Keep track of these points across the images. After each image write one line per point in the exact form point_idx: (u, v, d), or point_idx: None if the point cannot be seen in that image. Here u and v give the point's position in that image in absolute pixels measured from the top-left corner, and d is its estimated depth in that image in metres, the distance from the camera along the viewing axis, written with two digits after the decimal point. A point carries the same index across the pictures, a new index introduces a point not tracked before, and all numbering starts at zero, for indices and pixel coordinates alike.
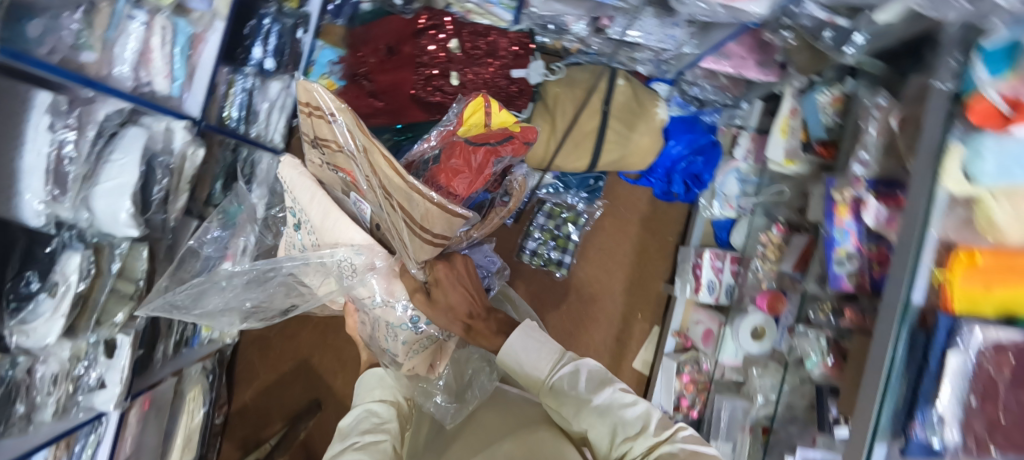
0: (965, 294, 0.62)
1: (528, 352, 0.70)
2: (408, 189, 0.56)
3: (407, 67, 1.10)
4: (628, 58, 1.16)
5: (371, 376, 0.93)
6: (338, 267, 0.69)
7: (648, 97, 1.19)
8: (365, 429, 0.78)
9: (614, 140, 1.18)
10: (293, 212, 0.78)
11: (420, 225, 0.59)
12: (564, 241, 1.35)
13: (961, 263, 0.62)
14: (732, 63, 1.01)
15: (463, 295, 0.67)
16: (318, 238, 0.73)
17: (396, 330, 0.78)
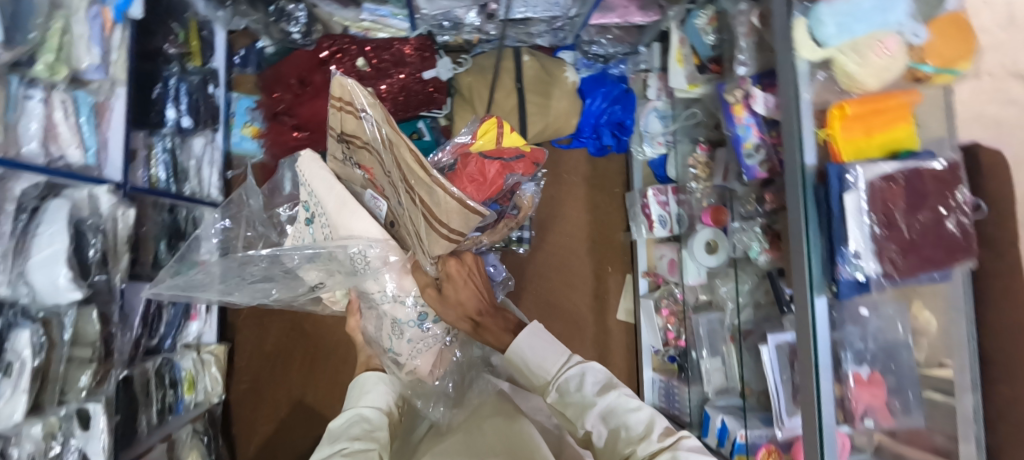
0: (848, 142, 0.70)
1: (536, 354, 0.74)
2: (423, 174, 0.57)
3: (323, 95, 1.16)
4: (526, 35, 1.27)
5: (369, 378, 0.89)
6: (352, 256, 0.69)
7: (555, 67, 1.28)
8: (356, 437, 0.73)
9: (536, 108, 1.24)
10: (306, 208, 0.77)
11: (434, 212, 0.59)
12: None
13: (835, 121, 0.70)
14: (617, 13, 1.19)
15: (470, 293, 0.73)
16: (327, 230, 0.73)
17: (401, 330, 0.82)
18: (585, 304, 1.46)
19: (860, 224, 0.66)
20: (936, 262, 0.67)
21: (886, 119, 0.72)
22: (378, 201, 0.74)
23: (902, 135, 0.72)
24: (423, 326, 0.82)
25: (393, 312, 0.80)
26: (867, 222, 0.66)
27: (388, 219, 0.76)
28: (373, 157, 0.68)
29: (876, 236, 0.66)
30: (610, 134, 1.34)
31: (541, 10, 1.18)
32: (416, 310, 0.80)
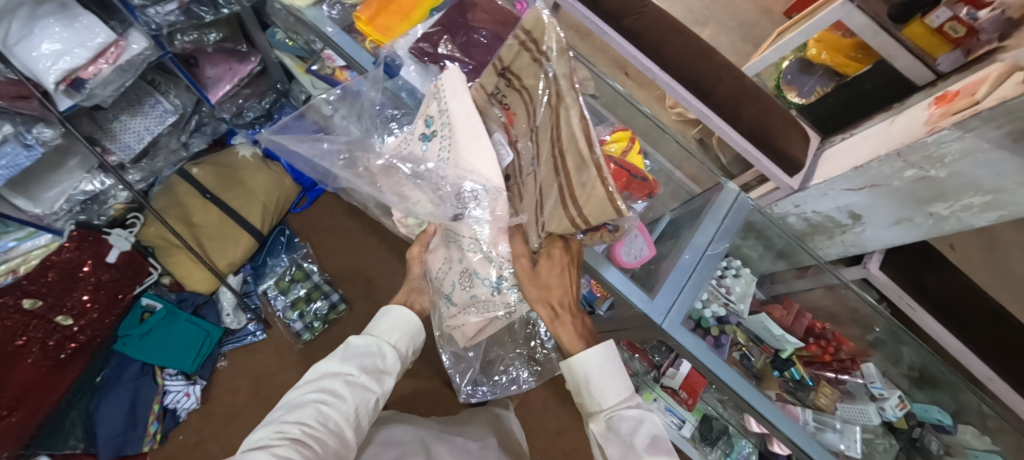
0: (378, 30, 0.79)
1: (602, 377, 0.60)
2: (588, 170, 0.48)
3: (13, 364, 0.96)
4: (176, 152, 1.23)
5: (399, 317, 0.74)
6: (450, 194, 0.63)
7: (224, 157, 1.28)
8: (363, 370, 0.65)
9: (239, 201, 1.24)
10: (425, 134, 0.66)
11: (567, 201, 0.53)
12: (314, 290, 1.30)
13: (367, 28, 0.78)
14: (225, 76, 1.16)
15: (558, 288, 0.64)
16: (447, 160, 0.64)
17: (472, 283, 0.71)
18: None
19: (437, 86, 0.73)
20: None
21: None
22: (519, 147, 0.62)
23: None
24: (492, 293, 0.71)
25: (457, 268, 0.72)
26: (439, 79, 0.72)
27: (507, 170, 0.66)
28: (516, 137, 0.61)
29: None
30: None
31: (157, 127, 1.13)
32: (488, 280, 0.70)
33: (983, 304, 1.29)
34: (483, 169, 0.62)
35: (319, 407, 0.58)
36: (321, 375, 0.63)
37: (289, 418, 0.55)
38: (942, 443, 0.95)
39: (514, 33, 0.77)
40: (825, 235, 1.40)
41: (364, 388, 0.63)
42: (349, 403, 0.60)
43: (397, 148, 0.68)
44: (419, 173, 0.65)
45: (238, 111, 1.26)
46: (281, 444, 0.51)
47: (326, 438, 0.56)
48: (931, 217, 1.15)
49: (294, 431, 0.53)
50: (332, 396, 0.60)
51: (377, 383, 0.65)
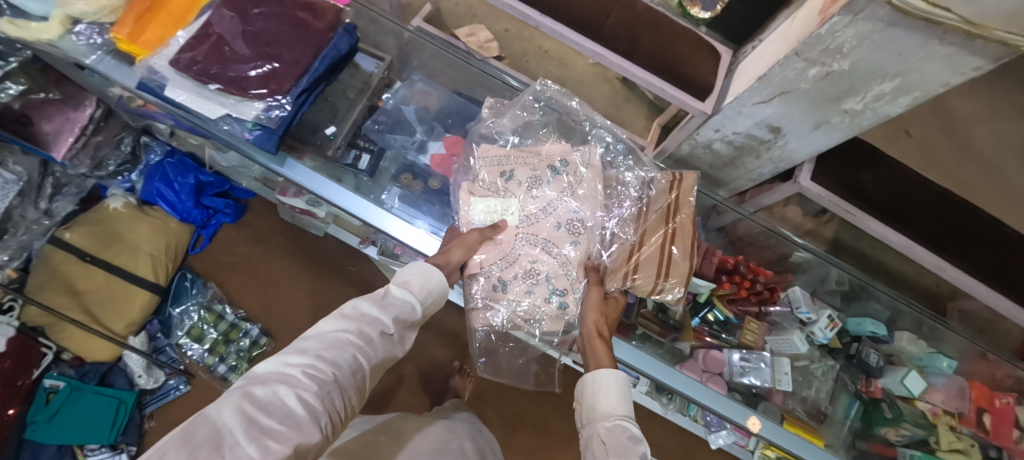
0: (135, 43, 0.64)
1: (616, 386, 0.57)
2: (648, 267, 0.74)
3: None
4: (38, 219, 1.13)
5: (438, 282, 0.62)
6: (566, 219, 0.74)
7: (95, 214, 1.18)
8: (400, 325, 0.56)
9: (123, 257, 1.17)
10: (560, 166, 0.77)
11: (662, 270, 0.74)
12: (230, 331, 1.24)
13: (134, 46, 0.64)
14: (61, 126, 1.03)
15: (597, 316, 0.71)
16: (574, 184, 0.76)
17: (536, 287, 0.73)
18: None
19: (212, 97, 0.63)
20: (297, 53, 0.66)
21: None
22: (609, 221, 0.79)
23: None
24: (550, 303, 0.73)
25: (524, 264, 0.73)
26: (211, 89, 0.63)
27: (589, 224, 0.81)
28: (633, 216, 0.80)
29: (229, 89, 0.63)
30: (210, 198, 1.25)
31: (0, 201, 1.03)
32: (552, 286, 0.74)
33: (924, 195, 1.21)
34: (586, 209, 0.75)
35: (352, 355, 0.50)
36: (359, 310, 0.53)
37: (321, 354, 0.48)
38: (880, 354, 0.91)
39: (301, 15, 0.68)
40: (752, 156, 1.29)
41: (394, 344, 0.56)
42: (377, 358, 0.53)
43: (528, 160, 0.77)
44: (539, 195, 0.75)
45: (97, 162, 1.15)
46: (310, 391, 0.44)
47: (348, 392, 0.49)
48: (847, 114, 1.03)
49: (325, 377, 0.46)
50: (367, 343, 0.52)
51: (403, 343, 0.57)
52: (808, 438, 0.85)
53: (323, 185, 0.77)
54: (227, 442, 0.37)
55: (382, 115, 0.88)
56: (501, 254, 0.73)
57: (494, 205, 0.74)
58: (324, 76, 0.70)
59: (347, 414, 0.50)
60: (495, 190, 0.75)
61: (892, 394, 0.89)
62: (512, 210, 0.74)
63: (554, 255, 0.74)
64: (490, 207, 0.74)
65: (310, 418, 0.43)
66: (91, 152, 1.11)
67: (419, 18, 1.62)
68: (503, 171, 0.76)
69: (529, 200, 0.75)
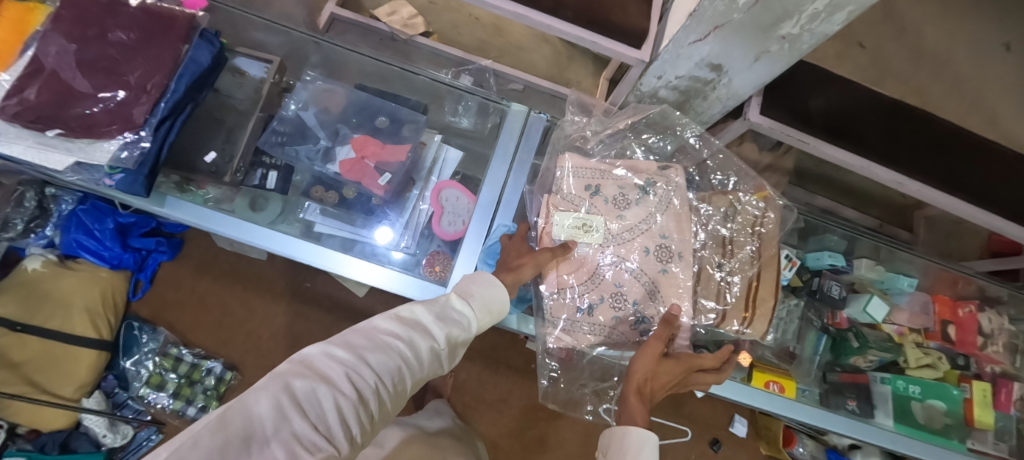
0: None
1: (643, 449, 0.53)
2: (735, 303, 0.70)
3: None
4: None
5: (500, 300, 0.57)
6: (657, 243, 0.69)
7: (14, 280, 1.09)
8: (451, 342, 0.51)
9: (57, 320, 1.10)
10: (645, 186, 0.72)
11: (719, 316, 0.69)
12: (191, 372, 1.18)
13: None
14: None
15: (664, 367, 0.63)
16: (661, 205, 0.72)
17: (619, 311, 0.68)
18: (330, 327, 1.26)
19: (53, 145, 0.55)
20: (144, 75, 0.58)
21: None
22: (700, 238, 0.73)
23: (32, 14, 0.63)
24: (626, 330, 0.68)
25: (609, 284, 0.68)
26: (52, 136, 0.55)
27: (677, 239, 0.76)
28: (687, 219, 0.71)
29: (74, 132, 0.55)
30: (139, 239, 1.15)
31: None
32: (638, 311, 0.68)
33: (876, 109, 1.17)
34: (675, 234, 0.70)
35: (398, 366, 0.45)
36: (413, 317, 0.49)
37: (367, 355, 0.44)
38: (842, 285, 0.89)
39: (144, 31, 0.60)
40: (700, 98, 1.21)
41: (443, 360, 0.51)
42: (422, 374, 0.48)
43: (617, 179, 0.71)
44: (627, 215, 0.70)
45: (1, 223, 1.03)
46: (348, 393, 0.40)
47: (383, 404, 0.44)
48: (785, 40, 0.94)
49: (368, 382, 0.42)
50: (413, 357, 0.47)
51: (451, 361, 0.53)
52: (777, 385, 0.83)
53: (211, 220, 0.70)
54: (258, 436, 0.33)
55: (281, 125, 0.80)
56: (586, 273, 0.68)
57: (579, 222, 0.69)
58: (189, 96, 0.63)
59: (380, 421, 0.45)
60: (578, 204, 0.70)
61: (857, 323, 0.87)
62: (597, 227, 0.69)
63: (642, 277, 0.68)
64: (577, 223, 0.68)
65: (344, 424, 0.38)
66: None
67: (332, 5, 1.48)
68: (591, 188, 0.71)
69: (617, 228, 0.69)
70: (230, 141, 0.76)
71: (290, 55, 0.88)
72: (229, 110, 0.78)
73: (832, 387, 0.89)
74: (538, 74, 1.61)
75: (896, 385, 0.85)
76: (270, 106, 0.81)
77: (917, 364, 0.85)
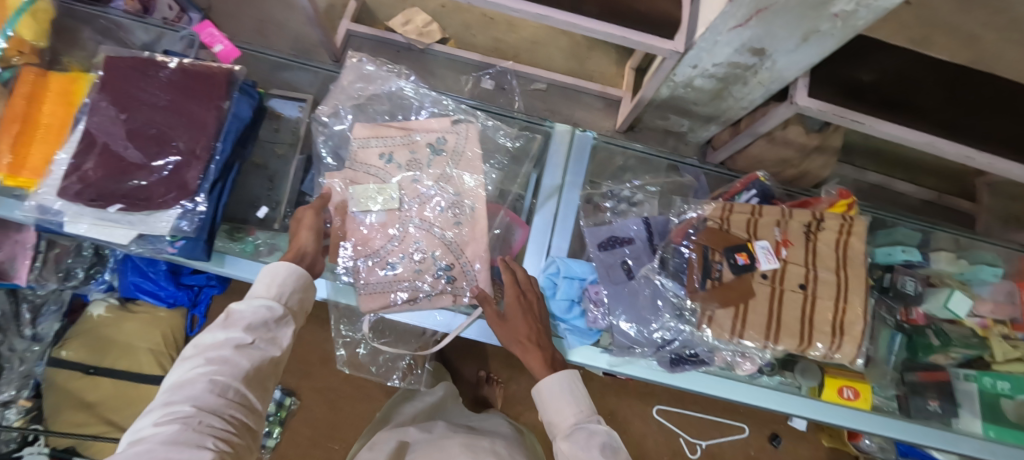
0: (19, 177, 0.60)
1: (563, 392, 0.54)
2: (820, 323, 0.54)
3: None
4: (30, 346, 1.10)
5: (285, 271, 0.56)
6: (449, 199, 0.63)
7: (82, 325, 1.15)
8: (258, 331, 0.51)
9: (125, 361, 1.15)
10: (437, 142, 0.65)
11: (774, 327, 0.54)
12: None
13: (21, 178, 0.60)
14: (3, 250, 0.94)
15: (525, 325, 0.58)
16: (455, 158, 0.65)
17: (416, 267, 0.62)
18: None
19: (116, 219, 0.56)
20: (192, 139, 0.58)
21: (42, 109, 0.63)
22: (753, 242, 0.57)
23: (77, 81, 0.65)
24: (434, 288, 0.62)
25: (410, 243, 0.62)
26: (113, 211, 0.56)
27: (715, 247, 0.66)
28: (732, 210, 0.59)
29: (133, 206, 0.55)
30: (190, 276, 1.16)
31: None
32: (438, 260, 0.62)
33: (935, 78, 1.06)
34: (694, 227, 0.59)
35: (208, 381, 0.46)
36: (203, 342, 0.49)
37: (171, 397, 0.45)
38: (918, 279, 0.82)
39: (187, 94, 0.60)
40: (740, 83, 1.15)
41: (263, 349, 0.51)
42: (248, 371, 0.48)
43: (405, 140, 0.65)
44: (419, 177, 0.64)
45: (64, 273, 1.05)
46: (169, 432, 0.41)
47: (225, 416, 0.45)
48: (837, 18, 0.87)
49: (183, 410, 0.43)
50: (223, 364, 0.47)
51: (279, 343, 0.53)
52: (851, 390, 0.79)
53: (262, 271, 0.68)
54: None
55: None
56: (381, 239, 0.62)
57: (373, 192, 0.63)
58: (235, 153, 0.63)
59: (241, 428, 0.47)
60: (376, 173, 0.64)
61: (935, 318, 0.81)
62: (390, 189, 0.63)
63: (437, 231, 0.62)
64: (367, 191, 0.63)
65: (182, 456, 0.40)
66: (55, 266, 1.02)
67: (346, 21, 1.45)
68: (380, 152, 0.65)
69: (411, 176, 0.64)
70: (274, 187, 0.76)
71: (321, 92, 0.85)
72: (268, 155, 0.78)
73: (910, 388, 0.85)
74: (559, 70, 1.55)
75: (983, 382, 0.80)
76: (308, 146, 0.80)
77: (1005, 358, 0.80)
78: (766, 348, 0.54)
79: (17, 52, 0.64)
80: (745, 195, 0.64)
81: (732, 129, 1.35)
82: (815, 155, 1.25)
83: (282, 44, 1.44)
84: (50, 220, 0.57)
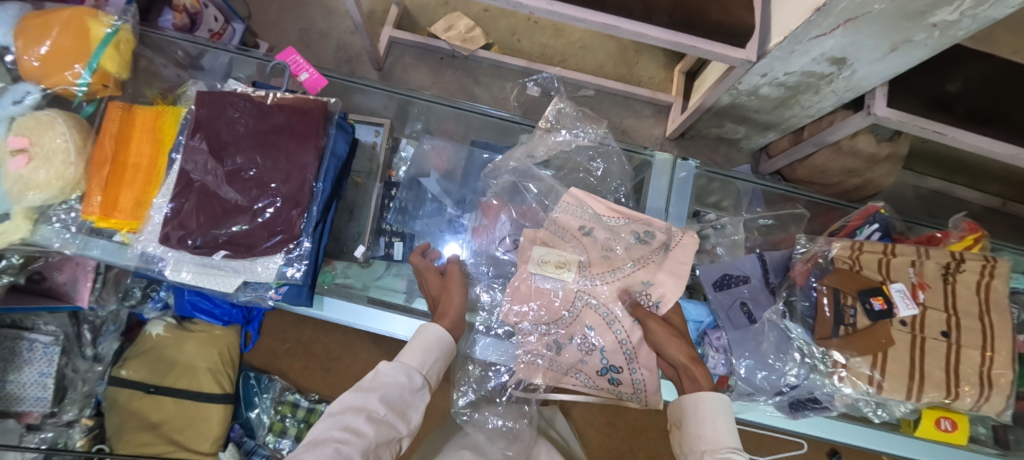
0: (122, 222, 0.60)
1: (722, 417, 0.48)
2: (965, 373, 0.51)
3: None
4: (92, 367, 1.10)
5: (434, 335, 0.55)
6: (637, 296, 0.61)
7: (140, 345, 1.15)
8: (392, 402, 0.48)
9: (184, 379, 1.14)
10: (642, 234, 0.64)
11: (917, 379, 0.51)
12: (309, 415, 1.21)
13: (114, 220, 0.60)
14: (64, 272, 0.87)
15: (684, 346, 0.54)
16: (665, 258, 0.62)
17: (587, 352, 0.62)
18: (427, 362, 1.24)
19: (219, 266, 0.57)
20: (290, 182, 0.56)
21: (130, 147, 0.61)
22: (888, 284, 0.53)
23: (164, 116, 0.63)
24: (598, 371, 0.62)
25: (581, 327, 0.62)
26: (218, 257, 0.56)
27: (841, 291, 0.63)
28: (861, 250, 0.56)
29: (238, 252, 0.55)
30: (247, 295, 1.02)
31: (49, 367, 0.98)
32: (606, 360, 0.61)
33: (1016, 88, 1.00)
34: (816, 269, 0.57)
35: (337, 448, 0.42)
36: (341, 404, 0.47)
37: None
38: None
39: (286, 132, 0.58)
40: (811, 92, 1.10)
41: (391, 423, 0.47)
42: (372, 444, 0.44)
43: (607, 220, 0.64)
44: (613, 262, 0.62)
45: (123, 294, 0.98)
46: None
47: None
48: (935, 28, 0.81)
49: None
50: (354, 434, 0.44)
51: (408, 419, 0.49)
52: (948, 421, 0.71)
53: (363, 316, 0.69)
54: None
55: (402, 191, 0.78)
56: (555, 312, 0.63)
57: (559, 258, 0.62)
58: (333, 191, 0.63)
59: None
60: (569, 242, 0.64)
61: None
62: (570, 266, 0.62)
63: (616, 326, 0.61)
64: (549, 256, 0.62)
65: None
66: (116, 286, 0.94)
67: (387, 28, 1.39)
68: (581, 222, 0.65)
69: (605, 258, 0.63)
70: (355, 218, 0.75)
71: (395, 115, 0.86)
72: (348, 185, 0.76)
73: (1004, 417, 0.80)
74: (607, 75, 1.50)
75: None
76: (384, 173, 0.79)
77: None
78: (909, 400, 0.51)
79: (100, 86, 0.63)
80: (867, 229, 0.62)
81: (792, 136, 1.31)
82: (884, 165, 1.19)
83: (325, 54, 1.40)
84: (151, 267, 0.59)
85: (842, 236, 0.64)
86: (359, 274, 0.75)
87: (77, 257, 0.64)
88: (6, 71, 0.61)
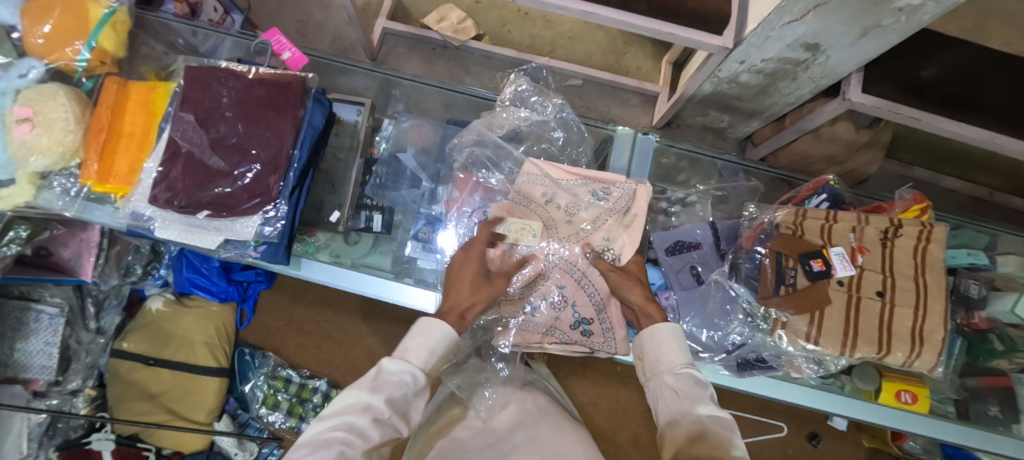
0: (115, 186, 0.65)
1: (675, 340, 0.54)
2: (897, 331, 0.54)
3: None
4: (95, 339, 1.15)
5: (439, 333, 0.53)
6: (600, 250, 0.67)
7: (141, 319, 1.20)
8: (397, 404, 0.48)
9: (182, 353, 1.19)
10: (600, 192, 0.70)
11: (851, 335, 0.54)
12: (299, 391, 1.26)
13: (109, 185, 0.64)
14: (70, 248, 0.92)
15: (640, 289, 0.61)
16: (622, 214, 0.69)
17: (560, 309, 0.67)
18: None
19: (202, 225, 0.61)
20: (269, 150, 0.61)
21: (125, 118, 0.66)
22: (828, 248, 0.56)
23: (156, 90, 0.68)
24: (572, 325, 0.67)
25: (553, 286, 0.67)
26: (201, 217, 0.60)
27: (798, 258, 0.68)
28: (804, 216, 0.59)
29: (219, 213, 0.60)
30: (241, 271, 1.07)
31: (54, 336, 1.04)
32: (578, 313, 0.67)
33: (990, 74, 1.01)
34: (763, 236, 0.60)
35: (338, 452, 0.42)
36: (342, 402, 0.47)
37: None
38: (982, 282, 0.77)
39: (267, 104, 0.62)
40: (789, 79, 1.13)
41: (395, 425, 0.47)
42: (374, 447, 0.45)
43: (568, 184, 0.71)
44: (575, 223, 0.69)
45: (124, 270, 1.03)
46: None
47: None
48: (902, 13, 0.83)
49: None
50: (357, 437, 0.44)
51: (409, 420, 0.49)
52: (905, 394, 0.72)
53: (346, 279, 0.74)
54: None
55: (381, 167, 0.81)
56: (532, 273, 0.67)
57: (526, 227, 0.67)
58: (310, 159, 0.67)
59: None
60: (535, 211, 0.69)
61: (1000, 324, 0.75)
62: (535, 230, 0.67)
63: (582, 279, 0.67)
64: (516, 225, 0.67)
65: None
66: (117, 262, 0.98)
67: (380, 19, 1.43)
68: (546, 190, 0.70)
69: (569, 221, 0.69)
70: (336, 190, 0.79)
71: (379, 95, 0.90)
72: (330, 159, 0.80)
73: (966, 392, 0.81)
74: (596, 65, 1.53)
75: None
76: (366, 150, 0.83)
77: None
78: (843, 355, 0.54)
79: (98, 62, 0.68)
80: (815, 200, 0.65)
81: (775, 124, 1.33)
82: (864, 151, 1.21)
83: (321, 45, 1.45)
84: (142, 225, 0.64)
85: (793, 205, 0.67)
86: (341, 247, 0.79)
87: (76, 219, 0.68)
88: (13, 48, 0.66)
